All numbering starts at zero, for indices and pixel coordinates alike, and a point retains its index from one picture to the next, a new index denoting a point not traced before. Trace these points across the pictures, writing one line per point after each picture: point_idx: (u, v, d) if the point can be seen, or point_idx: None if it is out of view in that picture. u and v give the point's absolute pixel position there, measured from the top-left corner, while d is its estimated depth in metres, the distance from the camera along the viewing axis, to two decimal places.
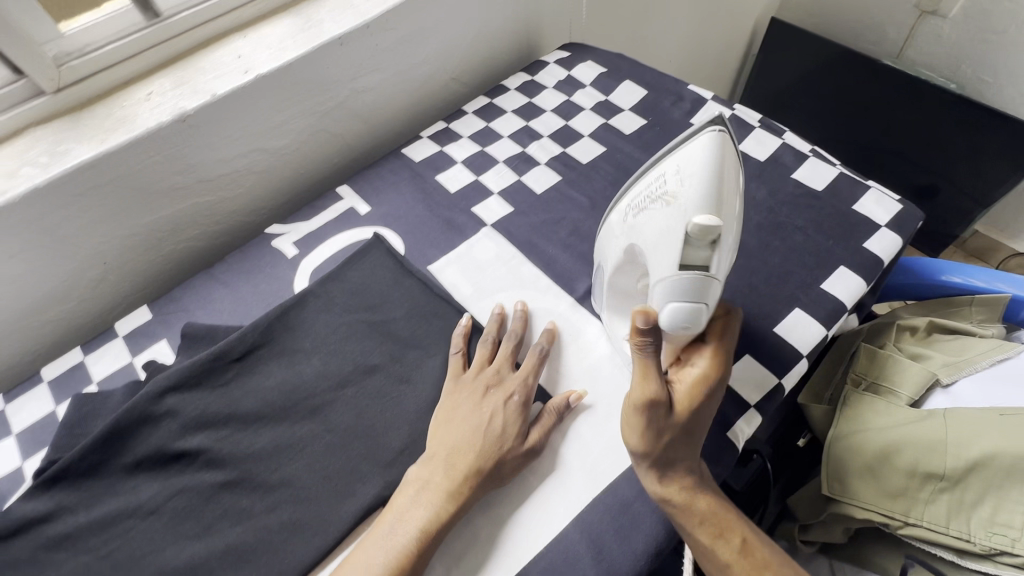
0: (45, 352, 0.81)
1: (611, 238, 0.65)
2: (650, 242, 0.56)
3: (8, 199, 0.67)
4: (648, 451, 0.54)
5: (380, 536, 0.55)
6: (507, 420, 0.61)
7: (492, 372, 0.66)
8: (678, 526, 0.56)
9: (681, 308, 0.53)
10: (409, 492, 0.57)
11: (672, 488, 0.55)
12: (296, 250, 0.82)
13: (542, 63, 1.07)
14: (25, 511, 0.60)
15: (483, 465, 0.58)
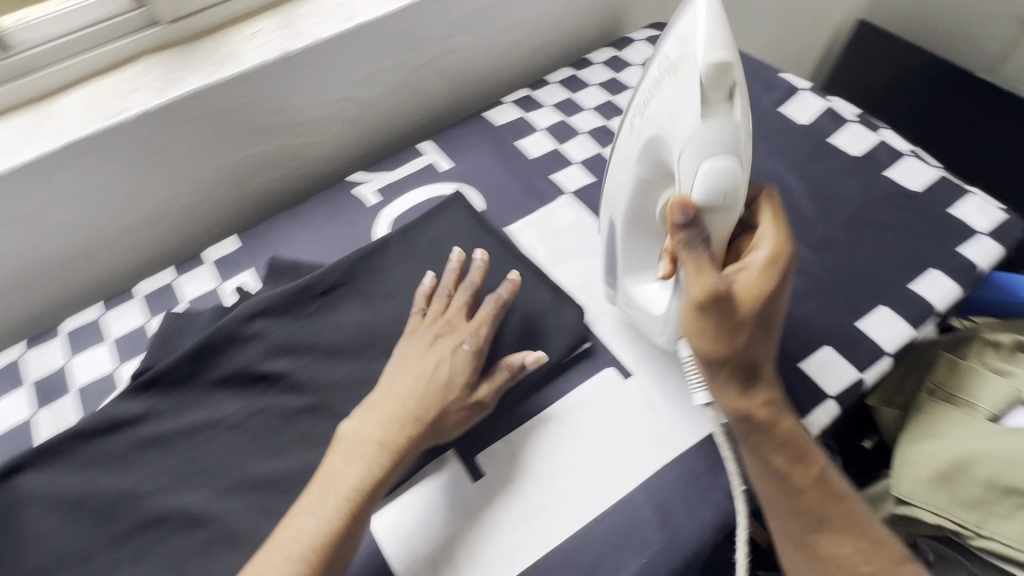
0: (135, 272, 0.85)
1: (614, 187, 0.62)
2: (668, 121, 0.52)
3: (124, 120, 0.71)
4: (725, 353, 0.50)
5: (310, 501, 0.54)
6: (453, 370, 0.60)
7: (444, 322, 0.64)
8: (755, 447, 0.53)
9: (722, 165, 0.49)
10: (343, 449, 0.57)
11: (750, 402, 0.52)
12: (378, 198, 0.84)
13: (630, 40, 1.06)
14: (121, 410, 0.64)
15: (425, 416, 0.58)
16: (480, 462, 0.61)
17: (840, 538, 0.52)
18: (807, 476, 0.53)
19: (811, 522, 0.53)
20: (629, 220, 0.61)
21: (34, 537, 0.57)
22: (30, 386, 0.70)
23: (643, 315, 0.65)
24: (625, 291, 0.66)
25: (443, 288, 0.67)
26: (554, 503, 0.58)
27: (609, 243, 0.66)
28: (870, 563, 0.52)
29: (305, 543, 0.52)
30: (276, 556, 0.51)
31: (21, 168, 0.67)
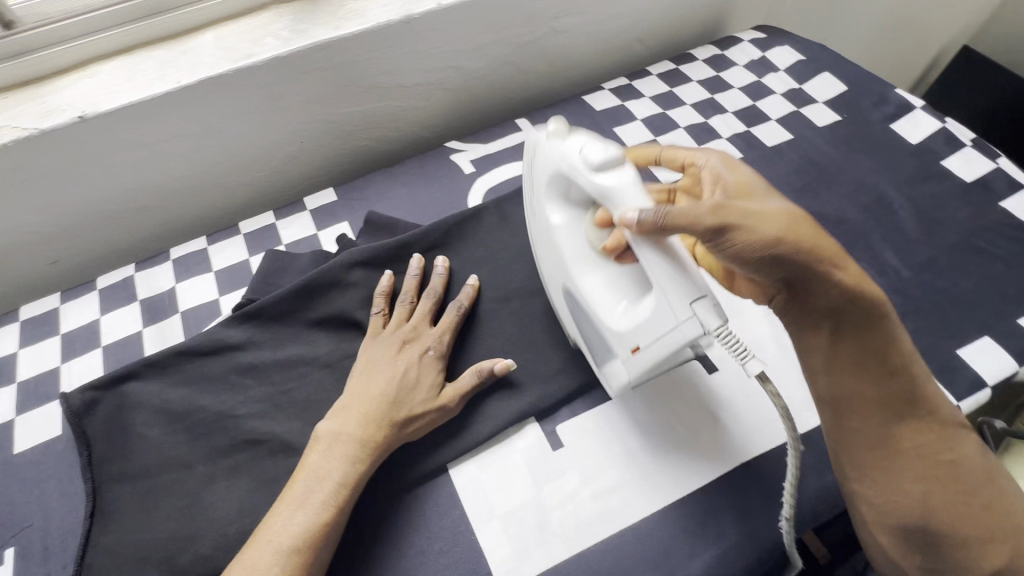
0: (234, 211, 0.89)
1: (546, 253, 0.65)
2: (544, 166, 0.63)
3: (254, 62, 0.74)
4: (782, 240, 0.48)
5: (296, 496, 0.53)
6: (421, 373, 0.61)
7: (408, 328, 0.64)
8: (846, 349, 0.51)
9: (585, 156, 0.56)
10: (320, 449, 0.56)
11: (830, 292, 0.49)
12: (473, 168, 0.86)
13: (735, 40, 1.04)
14: (223, 335, 0.66)
15: (396, 417, 0.58)
16: (560, 433, 0.62)
17: (920, 429, 0.52)
18: (887, 373, 0.51)
19: (888, 412, 0.52)
20: (574, 265, 0.62)
21: (140, 441, 0.60)
22: (139, 304, 0.74)
23: (650, 332, 0.54)
24: (621, 341, 0.57)
25: (401, 299, 0.67)
26: (633, 483, 0.59)
27: (580, 319, 0.62)
28: (949, 451, 0.51)
29: (293, 536, 0.51)
30: (269, 551, 0.50)
31: (158, 97, 0.71)
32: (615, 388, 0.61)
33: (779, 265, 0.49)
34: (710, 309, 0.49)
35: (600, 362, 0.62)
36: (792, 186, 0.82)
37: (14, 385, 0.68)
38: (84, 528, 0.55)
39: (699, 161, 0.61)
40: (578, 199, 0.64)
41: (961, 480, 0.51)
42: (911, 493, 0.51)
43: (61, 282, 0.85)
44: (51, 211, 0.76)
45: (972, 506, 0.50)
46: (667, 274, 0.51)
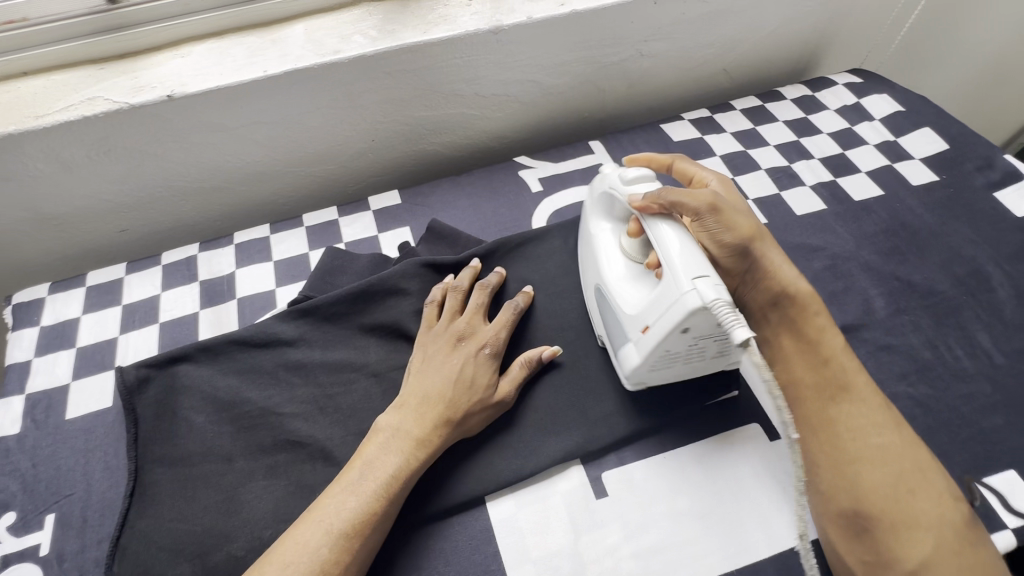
0: (298, 202, 0.90)
1: (586, 257, 0.67)
2: (593, 189, 0.68)
3: (341, 58, 0.74)
4: (749, 235, 0.58)
5: (349, 482, 0.53)
6: (477, 372, 0.60)
7: (463, 325, 0.63)
8: (800, 349, 0.59)
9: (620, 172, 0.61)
10: (379, 441, 0.55)
11: (775, 283, 0.59)
12: (541, 186, 0.84)
13: (828, 83, 0.99)
14: (276, 330, 0.66)
15: (453, 415, 0.57)
16: (604, 481, 0.59)
17: (851, 415, 0.55)
18: (823, 359, 0.58)
19: (826, 396, 0.56)
20: (605, 263, 0.63)
21: (185, 426, 0.60)
22: (199, 285, 0.75)
23: (657, 309, 0.53)
24: (632, 323, 0.56)
25: (452, 293, 0.66)
26: (678, 546, 0.55)
27: (605, 316, 0.62)
28: (882, 441, 0.53)
29: (344, 519, 0.50)
30: (316, 530, 0.49)
31: (244, 83, 0.72)
32: (627, 374, 0.59)
33: (741, 260, 0.59)
34: (709, 287, 0.49)
35: (616, 349, 0.61)
36: (877, 247, 0.77)
37: (74, 350, 0.69)
38: (123, 507, 0.56)
39: (703, 177, 0.67)
40: (622, 216, 0.66)
41: (893, 466, 0.52)
42: (845, 476, 0.53)
43: (127, 252, 0.87)
44: (129, 184, 0.77)
45: (900, 491, 0.51)
46: (673, 254, 0.52)
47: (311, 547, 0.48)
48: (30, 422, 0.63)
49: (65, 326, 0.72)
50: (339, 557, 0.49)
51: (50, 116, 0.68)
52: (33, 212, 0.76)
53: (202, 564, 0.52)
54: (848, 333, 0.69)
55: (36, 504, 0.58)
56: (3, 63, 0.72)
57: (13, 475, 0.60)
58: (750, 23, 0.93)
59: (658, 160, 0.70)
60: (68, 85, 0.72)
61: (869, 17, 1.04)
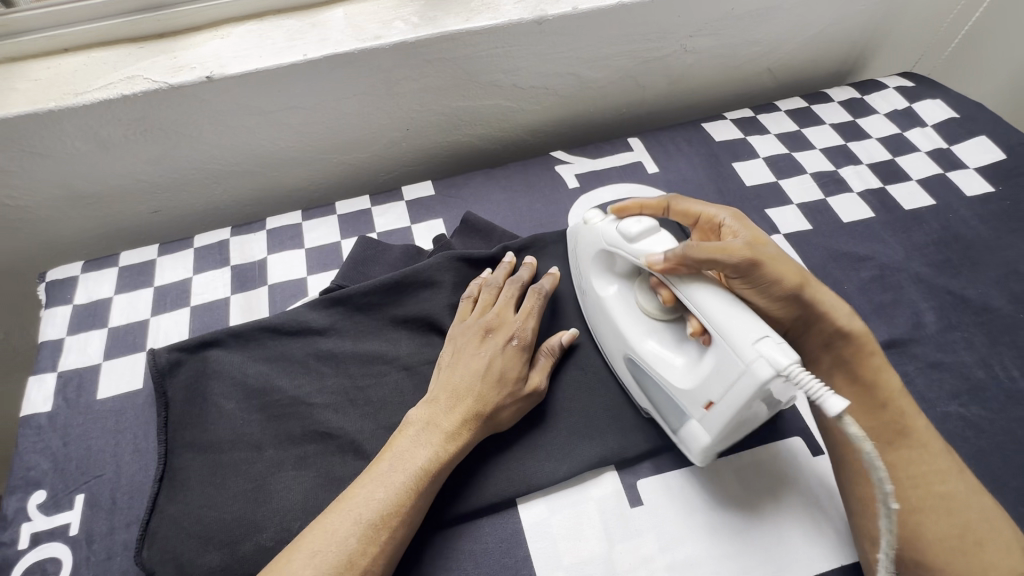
0: (330, 189, 0.89)
1: (602, 327, 0.62)
2: (586, 247, 0.64)
3: (382, 44, 0.72)
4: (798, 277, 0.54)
5: (378, 473, 0.51)
6: (507, 365, 0.58)
7: (493, 315, 0.61)
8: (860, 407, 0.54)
9: (622, 229, 0.57)
10: (409, 433, 0.54)
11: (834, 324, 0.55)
12: (577, 183, 0.82)
13: (878, 86, 0.96)
14: (308, 318, 0.65)
15: (483, 409, 0.55)
16: (639, 488, 0.58)
17: (912, 460, 0.52)
18: (880, 403, 0.54)
19: (882, 442, 0.53)
20: (631, 333, 0.58)
21: (214, 411, 0.59)
22: (230, 269, 0.74)
23: (720, 382, 0.49)
24: (691, 399, 0.52)
25: (485, 287, 0.64)
26: (715, 560, 0.54)
27: (647, 387, 0.58)
28: (948, 488, 0.50)
29: (373, 510, 0.49)
30: (346, 520, 0.48)
31: (284, 67, 0.70)
32: (696, 454, 0.54)
33: (795, 305, 0.55)
34: (773, 348, 0.45)
35: (673, 429, 0.57)
36: (928, 259, 0.74)
37: (106, 330, 0.69)
38: (153, 491, 0.55)
39: (710, 214, 0.60)
40: (624, 271, 0.62)
41: (958, 514, 0.49)
42: (905, 525, 0.50)
43: (159, 233, 0.86)
44: (163, 165, 0.77)
45: (967, 541, 0.48)
46: (728, 319, 0.49)
47: (339, 537, 0.47)
48: (62, 401, 0.63)
49: (98, 306, 0.71)
50: (366, 549, 0.47)
51: (88, 94, 0.67)
52: (68, 189, 0.75)
53: (230, 554, 0.52)
54: (897, 347, 0.66)
55: (66, 484, 0.58)
56: (46, 39, 0.71)
57: (45, 453, 0.60)
58: (799, 20, 0.90)
59: (650, 205, 0.63)
60: (107, 63, 0.71)
61: (923, 19, 1.00)
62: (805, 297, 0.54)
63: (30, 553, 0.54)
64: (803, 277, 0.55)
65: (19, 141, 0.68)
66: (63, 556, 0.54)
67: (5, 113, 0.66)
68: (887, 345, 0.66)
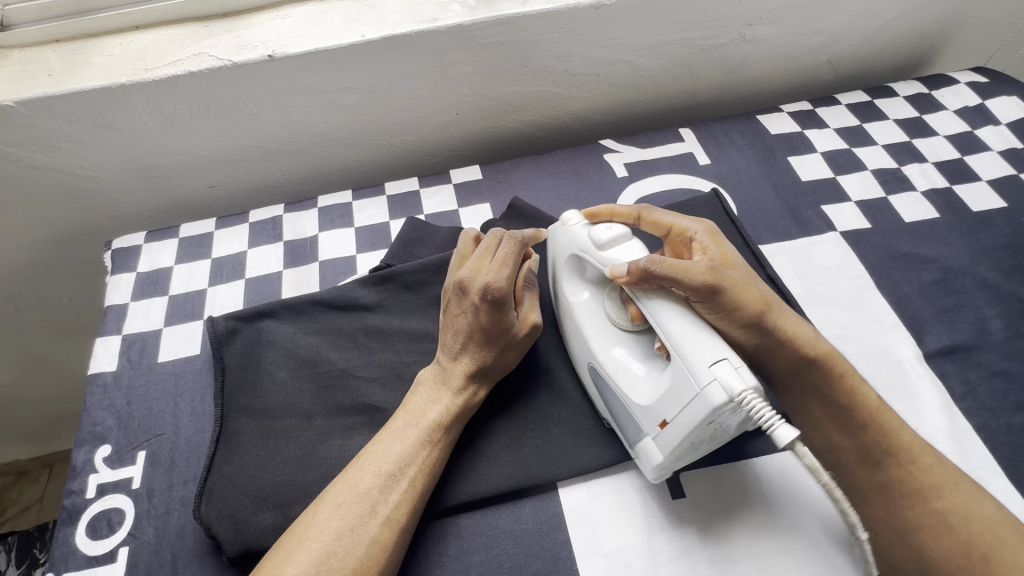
0: (378, 171, 0.90)
1: (570, 332, 0.61)
2: (560, 247, 0.63)
3: (437, 27, 0.73)
4: (762, 307, 0.53)
5: (393, 429, 0.54)
6: (485, 318, 0.56)
7: (466, 271, 0.58)
8: (821, 424, 0.54)
9: (594, 235, 0.57)
10: (421, 391, 0.56)
11: (793, 352, 0.53)
12: (626, 172, 0.81)
13: (948, 81, 0.91)
14: (357, 295, 0.67)
15: (482, 364, 0.57)
16: (683, 481, 0.57)
17: (903, 479, 0.51)
18: (856, 423, 0.53)
19: (859, 456, 0.53)
20: (597, 341, 0.57)
21: (267, 379, 0.61)
22: (283, 245, 0.77)
23: (675, 402, 0.48)
24: (647, 415, 0.51)
25: (462, 237, 0.64)
26: (771, 556, 0.53)
27: (609, 401, 0.56)
28: (944, 505, 0.49)
29: (390, 461, 0.51)
30: (367, 473, 0.50)
31: (343, 47, 0.72)
32: (651, 471, 0.53)
33: (756, 335, 0.53)
34: (730, 372, 0.45)
35: (631, 443, 0.55)
36: (997, 263, 0.70)
37: (166, 297, 0.72)
38: (209, 453, 0.57)
39: (685, 228, 0.60)
40: (594, 277, 0.61)
41: (959, 531, 0.48)
42: (909, 544, 0.50)
43: (214, 208, 0.89)
44: (224, 141, 0.79)
45: (972, 558, 0.47)
46: (689, 338, 0.48)
47: (361, 489, 0.49)
48: (126, 362, 0.67)
49: (159, 274, 0.75)
50: (388, 498, 0.50)
51: (157, 70, 0.70)
52: (133, 161, 0.79)
53: (283, 515, 0.53)
54: (959, 354, 0.63)
55: (130, 440, 0.61)
56: (119, 16, 0.74)
57: (110, 410, 0.63)
58: (865, 10, 0.86)
59: (623, 214, 0.63)
60: (175, 40, 0.73)
61: (999, 13, 0.95)
62: (766, 324, 0.53)
63: (96, 503, 0.57)
64: (767, 305, 0.53)
65: (94, 115, 0.72)
66: (126, 507, 0.57)
67: (81, 86, 0.69)
68: (947, 351, 0.63)
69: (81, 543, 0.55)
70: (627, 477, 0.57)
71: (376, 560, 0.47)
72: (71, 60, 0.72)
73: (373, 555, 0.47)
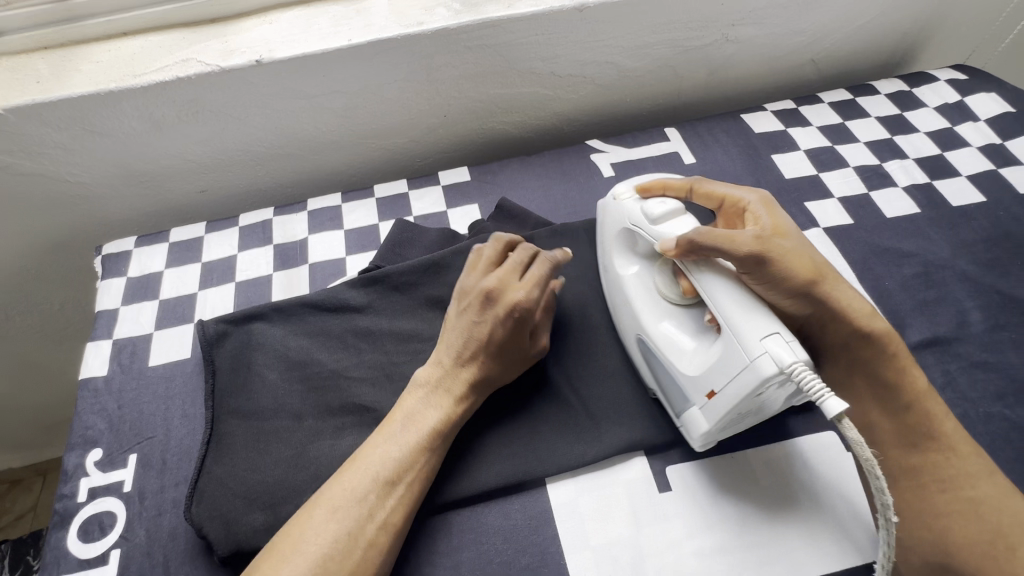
0: (367, 174, 0.91)
1: (619, 304, 0.63)
2: (611, 221, 0.64)
3: (423, 30, 0.74)
4: (813, 278, 0.53)
5: (390, 433, 0.53)
6: (507, 332, 0.57)
7: (490, 279, 0.58)
8: (868, 394, 0.55)
9: (646, 209, 0.58)
10: (418, 395, 0.56)
11: (846, 322, 0.54)
12: (613, 171, 0.82)
13: (929, 78, 0.93)
14: (346, 296, 0.67)
15: (486, 373, 0.57)
16: (668, 475, 0.58)
17: (937, 464, 0.52)
18: (897, 400, 0.54)
19: (899, 436, 0.54)
20: (646, 315, 0.59)
21: (258, 381, 0.62)
22: (273, 248, 0.77)
23: (724, 373, 0.50)
24: (695, 386, 0.53)
25: (489, 245, 0.61)
26: (751, 546, 0.54)
27: (657, 369, 0.59)
28: (975, 494, 0.50)
29: (388, 467, 0.51)
30: (364, 479, 0.51)
31: (330, 51, 0.72)
32: (696, 439, 0.55)
33: (807, 305, 0.54)
34: (781, 346, 0.46)
35: (677, 412, 0.57)
36: (976, 257, 0.71)
37: (157, 302, 0.73)
38: (200, 455, 0.58)
39: (738, 198, 0.60)
40: (645, 251, 0.62)
41: (988, 521, 0.49)
42: (933, 530, 0.50)
43: (205, 213, 0.90)
44: (213, 146, 0.80)
45: (999, 549, 0.47)
46: (740, 311, 0.49)
47: (358, 493, 0.50)
48: (116, 366, 0.67)
49: (149, 279, 0.75)
50: (386, 503, 0.50)
51: (146, 76, 0.71)
52: (123, 166, 0.79)
53: (273, 515, 0.54)
54: (940, 346, 0.64)
55: (121, 444, 0.61)
56: (107, 23, 0.75)
57: (101, 414, 0.63)
58: (845, 10, 0.88)
59: (675, 187, 0.63)
60: (163, 46, 0.74)
61: (977, 11, 0.96)
62: (815, 293, 0.53)
63: (87, 506, 0.58)
64: (819, 276, 0.54)
65: (83, 121, 0.72)
66: (117, 510, 0.57)
67: (70, 93, 0.69)
68: (929, 343, 0.64)
69: (73, 547, 0.55)
70: (614, 472, 0.58)
71: (370, 565, 0.48)
72: (60, 67, 0.72)
73: (370, 561, 0.48)
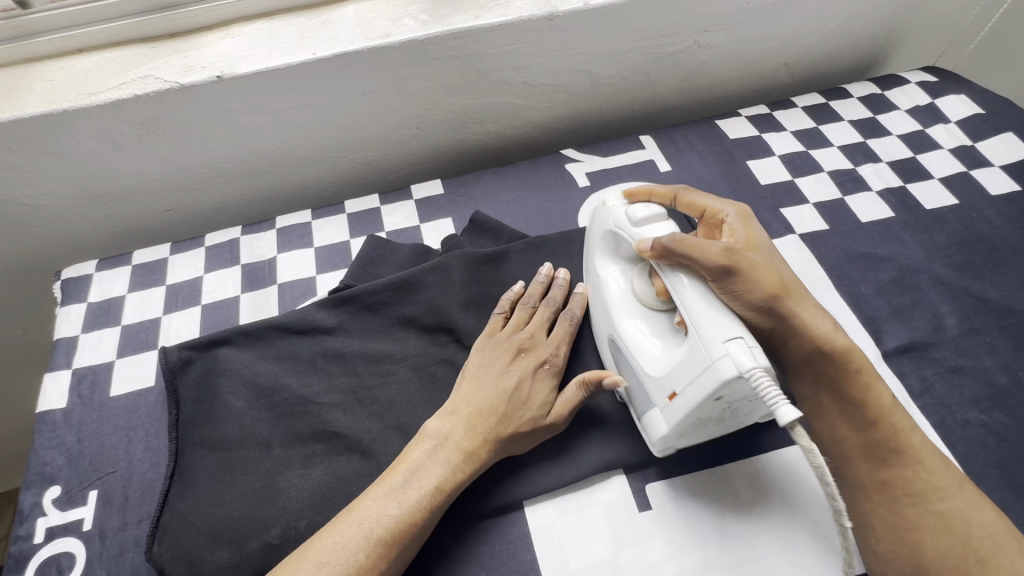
0: (339, 188, 0.89)
1: (595, 306, 0.62)
2: (597, 224, 0.63)
3: (389, 42, 0.72)
4: (776, 293, 0.52)
5: (389, 488, 0.50)
6: (534, 389, 0.56)
7: (526, 336, 0.60)
8: (832, 409, 0.54)
9: (631, 212, 0.58)
10: (425, 446, 0.53)
11: (808, 339, 0.53)
12: (587, 181, 0.81)
13: (900, 80, 0.93)
14: (316, 317, 0.65)
15: (502, 430, 0.54)
16: (647, 493, 0.57)
17: (907, 479, 0.51)
18: (863, 419, 0.53)
19: (864, 453, 0.53)
20: (620, 315, 0.58)
21: (224, 410, 0.59)
22: (240, 268, 0.75)
23: (686, 374, 0.49)
24: (658, 386, 0.52)
25: (521, 305, 0.62)
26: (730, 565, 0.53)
27: (624, 368, 0.57)
28: (945, 506, 0.49)
29: (383, 526, 0.48)
30: (354, 534, 0.47)
31: (294, 66, 0.70)
32: (655, 442, 0.53)
33: (770, 318, 0.53)
34: (744, 351, 0.45)
35: (639, 414, 0.56)
36: (950, 260, 0.71)
37: (119, 328, 0.70)
38: (163, 490, 0.56)
39: (717, 209, 0.59)
40: (628, 255, 0.61)
41: (959, 532, 0.48)
42: (905, 542, 0.49)
43: (172, 231, 0.87)
44: (177, 164, 0.78)
45: (969, 560, 0.47)
46: (706, 313, 0.49)
47: (346, 550, 0.47)
48: (76, 398, 0.64)
49: (112, 304, 0.72)
50: (375, 565, 0.47)
51: (101, 95, 0.68)
52: (83, 187, 0.76)
53: (238, 552, 0.52)
54: (916, 352, 0.64)
55: (79, 480, 0.59)
56: (61, 39, 0.72)
57: (59, 449, 0.61)
58: (816, 14, 0.88)
59: (660, 194, 0.63)
60: (120, 63, 0.72)
61: (945, 12, 0.97)
62: (779, 309, 0.52)
63: (44, 547, 0.55)
64: (783, 291, 0.53)
65: (36, 142, 0.70)
66: (76, 550, 0.55)
67: (21, 114, 0.67)
68: (905, 350, 0.64)
69: None
70: (593, 493, 0.57)
71: None
72: (11, 86, 0.70)
73: None
